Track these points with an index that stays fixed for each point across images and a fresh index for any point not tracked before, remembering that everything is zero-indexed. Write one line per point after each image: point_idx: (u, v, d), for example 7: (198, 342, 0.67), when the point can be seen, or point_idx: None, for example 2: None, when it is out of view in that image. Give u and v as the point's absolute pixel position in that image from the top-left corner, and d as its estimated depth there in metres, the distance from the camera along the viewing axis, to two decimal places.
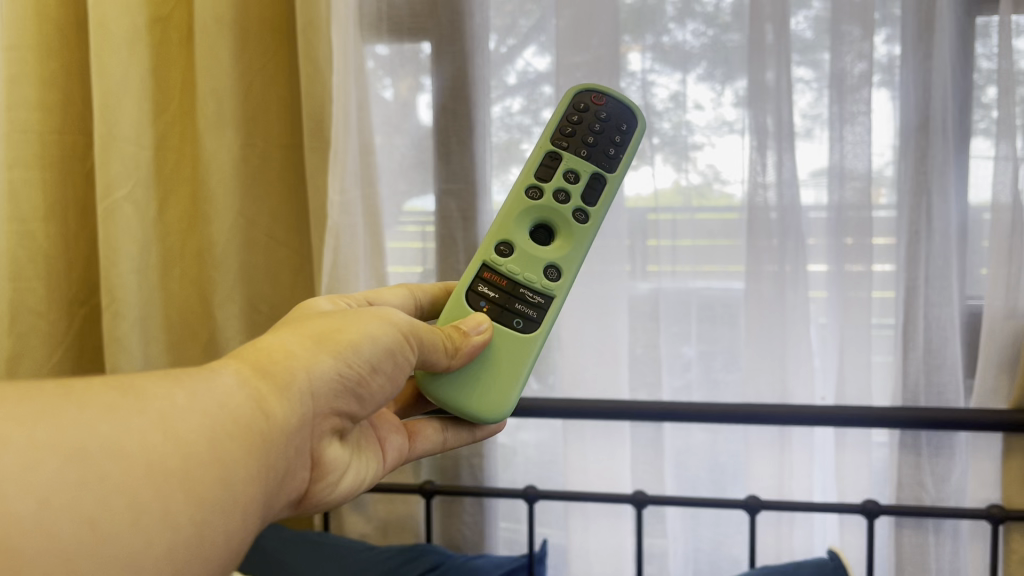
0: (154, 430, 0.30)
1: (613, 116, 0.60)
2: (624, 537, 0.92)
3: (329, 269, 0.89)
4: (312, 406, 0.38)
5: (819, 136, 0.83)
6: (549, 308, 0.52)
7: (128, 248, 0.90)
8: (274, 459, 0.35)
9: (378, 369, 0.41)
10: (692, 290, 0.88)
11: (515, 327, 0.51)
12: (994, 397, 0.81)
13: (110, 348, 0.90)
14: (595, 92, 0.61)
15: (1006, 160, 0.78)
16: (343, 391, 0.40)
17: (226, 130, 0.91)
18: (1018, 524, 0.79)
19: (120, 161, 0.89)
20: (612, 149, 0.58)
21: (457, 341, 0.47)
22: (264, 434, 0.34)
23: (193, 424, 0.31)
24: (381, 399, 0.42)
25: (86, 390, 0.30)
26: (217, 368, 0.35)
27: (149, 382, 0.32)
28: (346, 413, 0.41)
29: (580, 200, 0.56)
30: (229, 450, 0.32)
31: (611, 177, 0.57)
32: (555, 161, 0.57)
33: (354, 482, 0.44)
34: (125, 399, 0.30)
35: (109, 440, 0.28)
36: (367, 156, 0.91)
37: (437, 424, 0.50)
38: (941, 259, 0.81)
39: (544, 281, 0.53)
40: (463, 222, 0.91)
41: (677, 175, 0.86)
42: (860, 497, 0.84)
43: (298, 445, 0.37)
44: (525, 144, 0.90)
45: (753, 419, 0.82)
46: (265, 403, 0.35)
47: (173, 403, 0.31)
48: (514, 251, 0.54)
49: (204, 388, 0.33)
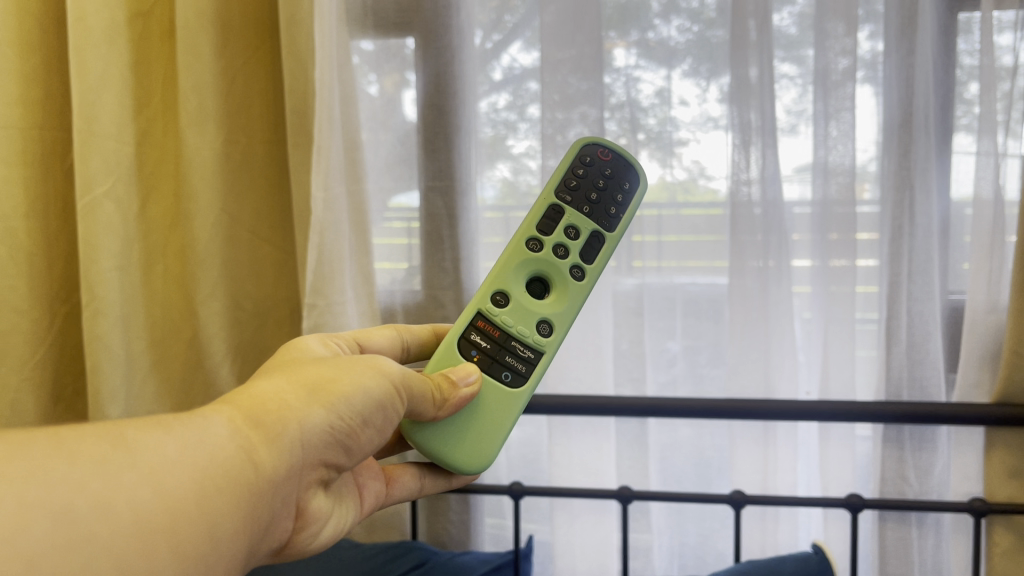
0: (144, 485, 0.30)
1: (617, 173, 0.60)
2: (609, 533, 0.92)
3: (315, 265, 0.88)
4: (301, 456, 0.38)
5: (804, 131, 0.84)
6: (538, 364, 0.52)
7: (111, 247, 0.89)
8: (259, 511, 0.35)
9: (368, 421, 0.41)
10: (676, 286, 0.89)
11: (504, 381, 0.50)
12: (975, 391, 0.82)
13: (90, 347, 0.89)
14: (602, 146, 0.61)
15: (987, 156, 0.79)
16: (333, 443, 0.40)
17: (208, 126, 0.91)
18: (999, 517, 0.80)
19: (102, 158, 0.88)
20: (613, 207, 0.59)
21: (446, 392, 0.46)
22: (252, 487, 0.34)
23: (183, 478, 0.31)
24: (367, 450, 0.42)
25: (77, 441, 0.30)
26: (208, 416, 0.35)
27: (140, 432, 0.32)
28: (334, 463, 0.41)
29: (578, 256, 0.56)
30: (217, 505, 0.32)
31: (609, 238, 0.57)
32: (558, 214, 0.57)
33: (334, 532, 0.44)
34: (116, 453, 0.30)
35: (97, 496, 0.28)
36: (353, 153, 0.91)
37: (415, 471, 0.50)
38: (923, 255, 0.81)
39: (536, 336, 0.53)
40: (449, 219, 0.91)
41: (662, 171, 0.86)
42: (844, 491, 0.84)
43: (284, 494, 0.37)
44: (510, 140, 0.90)
45: (737, 413, 0.82)
46: (255, 454, 0.35)
47: (163, 457, 0.31)
48: (510, 301, 0.54)
49: (195, 439, 0.33)
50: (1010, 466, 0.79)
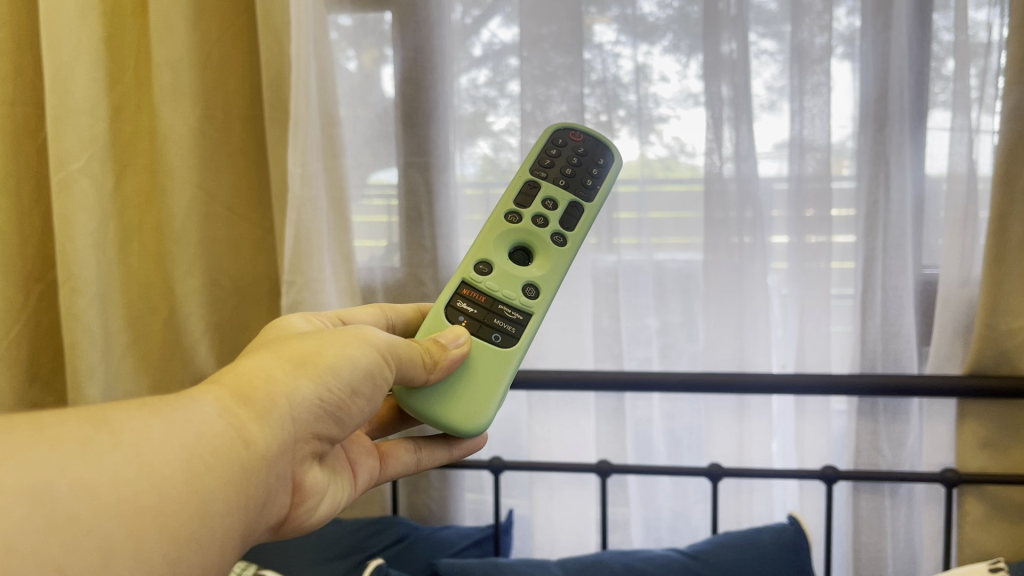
0: (127, 466, 0.30)
1: (590, 151, 0.61)
2: (588, 506, 0.93)
3: (292, 241, 0.88)
4: (293, 431, 0.38)
5: (783, 108, 0.84)
6: (528, 325, 0.51)
7: (87, 224, 0.88)
8: (253, 488, 0.35)
9: (358, 391, 0.41)
10: (655, 263, 0.89)
11: (495, 342, 0.50)
12: (948, 362, 0.83)
13: (67, 324, 0.87)
14: (573, 129, 0.63)
15: (962, 131, 0.79)
16: (324, 416, 0.40)
17: (183, 103, 0.90)
18: (971, 487, 0.81)
19: (75, 133, 0.86)
20: (590, 180, 0.59)
21: (436, 355, 0.46)
22: (244, 464, 0.34)
23: (169, 458, 0.31)
24: (360, 420, 0.42)
25: (58, 427, 0.30)
26: (197, 396, 0.35)
27: (123, 415, 0.32)
28: (327, 436, 0.41)
29: (558, 224, 0.56)
30: (206, 483, 0.32)
31: (588, 207, 0.58)
32: (533, 188, 0.58)
33: (332, 506, 0.44)
34: (99, 437, 0.30)
35: (78, 481, 0.28)
36: (330, 127, 0.89)
37: (410, 446, 0.51)
38: (897, 229, 0.82)
39: (522, 298, 0.53)
40: (428, 196, 0.91)
41: (640, 148, 0.86)
42: (819, 463, 0.86)
43: (279, 470, 0.37)
44: (491, 117, 0.90)
45: (714, 387, 0.83)
46: (245, 431, 0.35)
47: (148, 439, 0.31)
48: (493, 269, 0.54)
49: (180, 419, 0.33)
50: (981, 437, 0.81)
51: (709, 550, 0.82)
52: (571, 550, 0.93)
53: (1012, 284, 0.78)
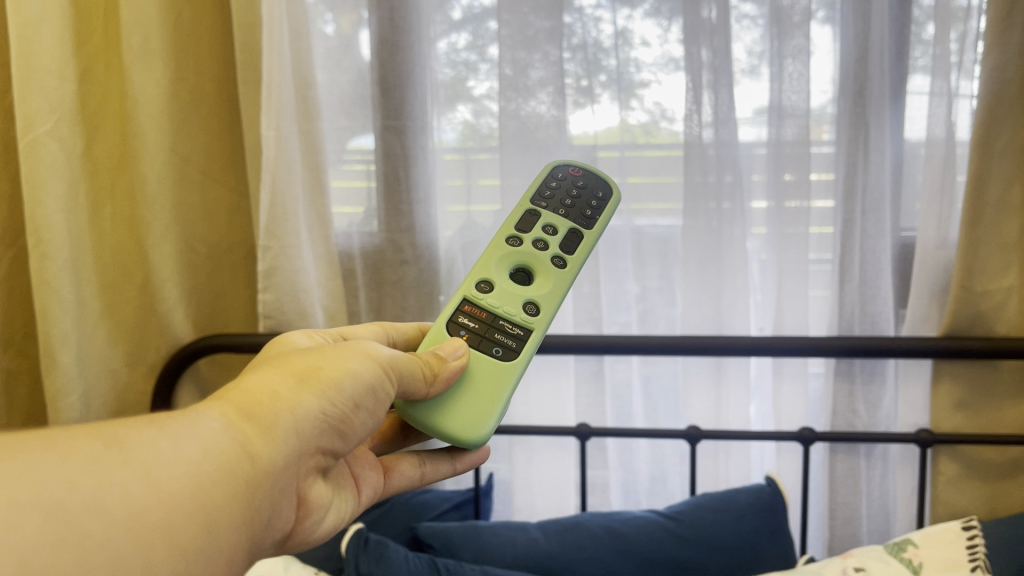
0: (138, 482, 0.30)
1: (589, 185, 0.62)
2: (567, 470, 0.93)
3: (268, 206, 0.87)
4: (296, 445, 0.37)
5: (764, 73, 0.84)
6: (528, 339, 0.50)
7: (57, 188, 0.85)
8: (258, 503, 0.35)
9: (359, 405, 0.40)
10: (635, 228, 0.89)
11: (495, 355, 0.49)
12: (924, 325, 0.84)
13: (39, 290, 0.85)
14: (572, 166, 0.64)
15: (940, 95, 0.79)
16: (328, 430, 0.39)
17: (155, 63, 0.87)
18: (945, 447, 0.82)
19: (43, 94, 0.84)
20: (589, 210, 0.60)
21: (435, 368, 0.45)
22: (249, 478, 0.34)
23: (177, 473, 0.31)
24: (362, 435, 0.42)
25: (71, 441, 0.30)
26: (201, 412, 0.35)
27: (132, 430, 0.32)
28: (330, 450, 0.40)
29: (558, 248, 0.56)
30: (213, 498, 0.32)
31: (588, 234, 0.58)
32: (534, 216, 0.59)
33: (335, 521, 0.43)
34: (110, 451, 0.30)
35: (91, 494, 0.28)
36: (305, 91, 0.88)
37: (413, 459, 0.50)
38: (876, 190, 0.82)
39: (523, 314, 0.52)
40: (406, 160, 0.89)
41: (621, 114, 0.86)
42: (796, 425, 0.87)
43: (283, 485, 0.37)
44: (471, 82, 0.89)
45: (692, 350, 0.83)
46: (250, 446, 0.35)
47: (157, 454, 0.31)
48: (494, 287, 0.53)
49: (187, 434, 0.33)
50: (956, 398, 0.82)
51: (688, 512, 0.83)
52: (552, 511, 0.94)
53: (989, 247, 0.79)
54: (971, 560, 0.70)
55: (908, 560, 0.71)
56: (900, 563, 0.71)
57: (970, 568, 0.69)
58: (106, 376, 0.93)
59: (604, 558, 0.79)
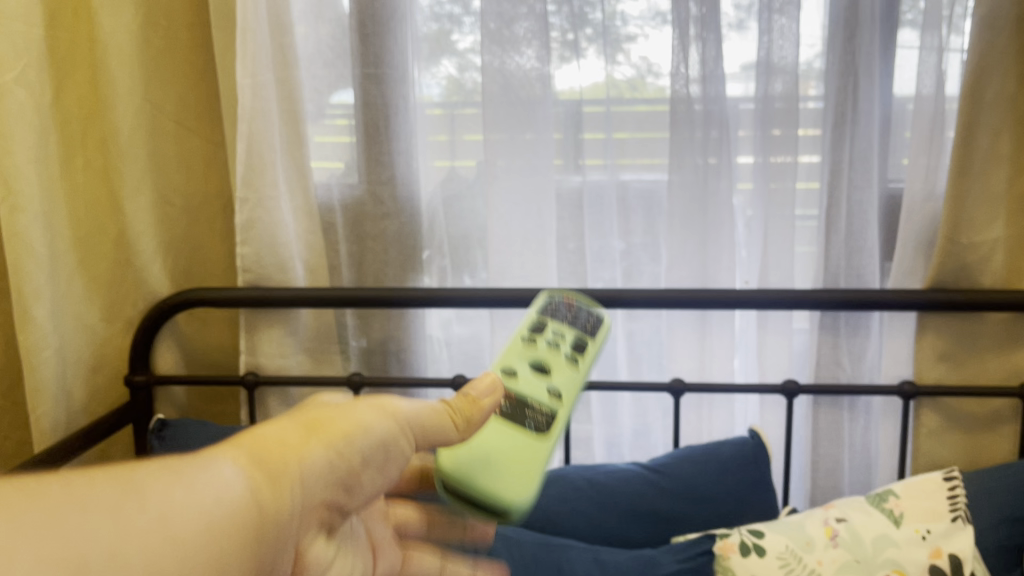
0: (148, 531, 0.25)
1: (584, 307, 0.61)
2: (551, 424, 0.92)
3: (244, 158, 0.85)
4: (304, 501, 0.33)
5: (751, 28, 0.82)
6: (557, 419, 0.49)
7: (26, 138, 0.81)
8: (261, 561, 0.30)
9: (371, 460, 0.37)
10: (621, 184, 0.87)
11: (530, 430, 0.47)
12: (909, 277, 0.83)
13: (10, 244, 0.82)
14: (565, 295, 0.63)
15: (930, 49, 0.78)
16: (339, 482, 0.35)
17: (124, 9, 0.85)
18: (928, 398, 0.82)
19: (8, 39, 0.80)
20: (589, 324, 0.59)
21: (467, 413, 0.42)
22: (258, 534, 0.30)
23: (191, 525, 0.27)
24: (371, 496, 0.38)
25: (75, 482, 0.25)
26: (215, 457, 0.31)
27: (145, 474, 0.28)
28: (340, 506, 0.36)
29: (569, 350, 0.55)
30: (221, 554, 0.28)
31: (592, 343, 0.57)
32: (539, 327, 0.57)
33: None
34: (127, 502, 0.26)
35: (109, 546, 0.24)
36: (281, 38, 0.85)
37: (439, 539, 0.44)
38: (865, 142, 0.81)
39: (551, 398, 0.51)
40: (385, 110, 0.87)
41: (607, 69, 0.84)
42: (780, 376, 0.86)
43: (288, 544, 0.32)
44: (455, 35, 0.86)
45: (677, 303, 0.83)
46: (264, 500, 0.31)
47: (170, 501, 0.27)
48: (515, 371, 0.52)
49: (201, 478, 0.29)
50: (939, 350, 0.82)
51: (671, 465, 0.82)
52: None
53: (975, 198, 0.78)
54: (951, 512, 0.71)
55: (889, 511, 0.72)
56: (882, 514, 0.71)
57: (950, 519, 0.70)
58: (82, 331, 0.90)
59: (586, 510, 0.80)
